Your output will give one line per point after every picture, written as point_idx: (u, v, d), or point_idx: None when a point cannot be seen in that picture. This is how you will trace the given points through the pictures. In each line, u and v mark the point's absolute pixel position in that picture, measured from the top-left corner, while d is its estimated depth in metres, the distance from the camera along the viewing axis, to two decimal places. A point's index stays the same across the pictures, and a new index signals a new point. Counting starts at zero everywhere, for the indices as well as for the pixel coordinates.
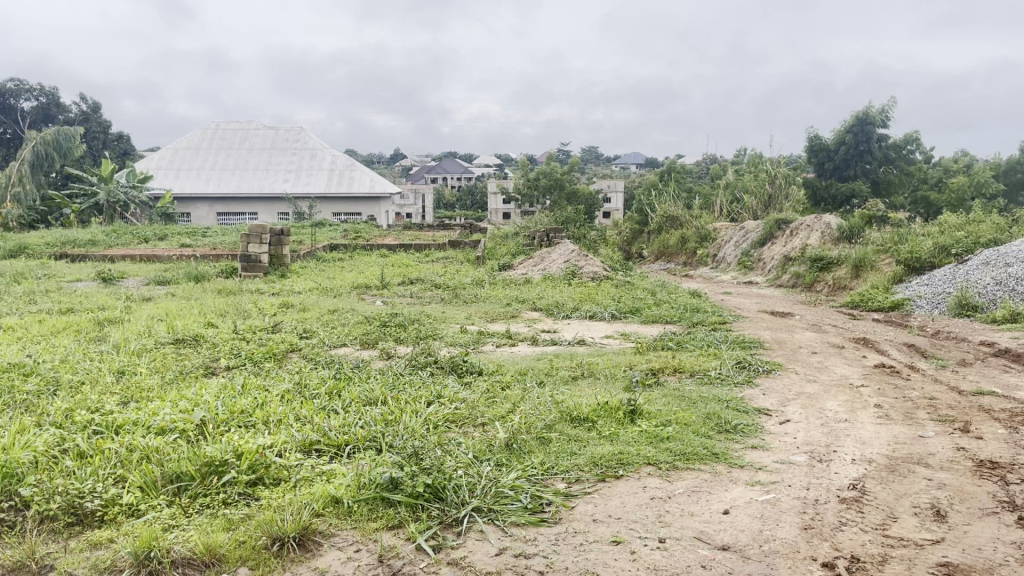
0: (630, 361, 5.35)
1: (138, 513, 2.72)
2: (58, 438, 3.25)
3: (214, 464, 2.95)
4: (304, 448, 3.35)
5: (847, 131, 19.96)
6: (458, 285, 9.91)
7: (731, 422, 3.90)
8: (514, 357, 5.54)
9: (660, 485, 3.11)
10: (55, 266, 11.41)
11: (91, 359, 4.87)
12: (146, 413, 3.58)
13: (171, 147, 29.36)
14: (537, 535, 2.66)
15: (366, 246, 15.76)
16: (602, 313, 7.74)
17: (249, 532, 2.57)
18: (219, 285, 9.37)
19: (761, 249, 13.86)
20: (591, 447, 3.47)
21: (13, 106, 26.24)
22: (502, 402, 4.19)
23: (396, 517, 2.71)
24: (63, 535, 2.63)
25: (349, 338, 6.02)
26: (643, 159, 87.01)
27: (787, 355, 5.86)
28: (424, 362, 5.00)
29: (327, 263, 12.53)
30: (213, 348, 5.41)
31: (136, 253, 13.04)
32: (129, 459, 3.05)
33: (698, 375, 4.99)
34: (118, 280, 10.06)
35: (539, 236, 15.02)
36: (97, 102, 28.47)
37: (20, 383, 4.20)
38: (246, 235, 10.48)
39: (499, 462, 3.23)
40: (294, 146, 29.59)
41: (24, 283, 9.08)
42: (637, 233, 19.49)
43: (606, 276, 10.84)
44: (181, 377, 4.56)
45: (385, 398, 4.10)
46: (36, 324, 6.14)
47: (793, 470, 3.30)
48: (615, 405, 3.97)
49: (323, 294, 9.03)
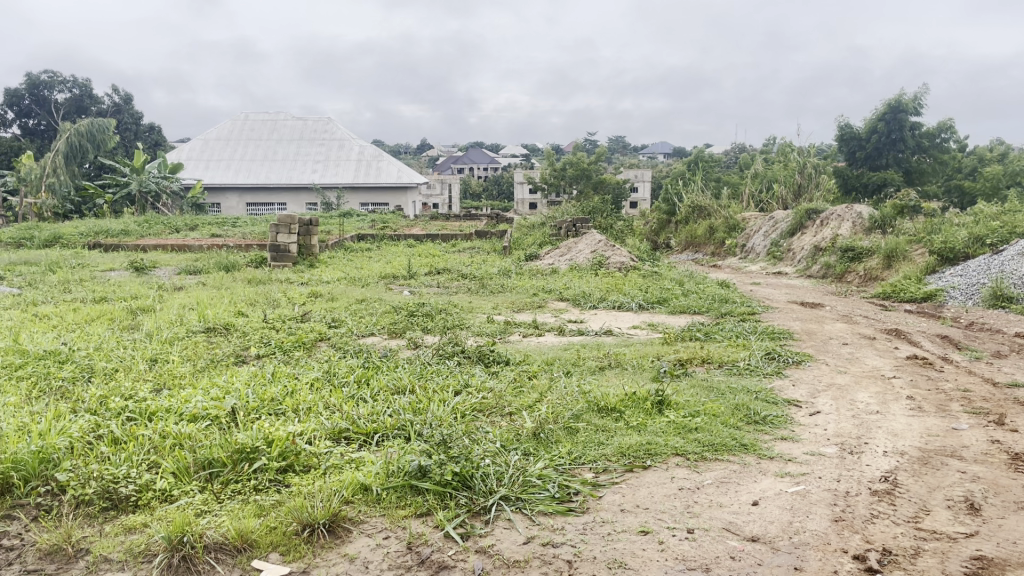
0: (657, 352, 5.32)
1: (171, 498, 2.76)
2: (93, 425, 3.31)
3: (245, 451, 2.99)
4: (334, 436, 3.38)
5: (879, 119, 19.63)
6: (485, 275, 9.92)
7: (761, 413, 3.87)
8: (542, 348, 5.51)
9: (688, 475, 3.09)
10: (88, 255, 11.58)
11: (125, 347, 4.95)
12: (178, 400, 3.64)
13: (202, 138, 29.68)
14: (565, 524, 2.66)
15: (394, 235, 15.86)
16: (629, 304, 7.71)
17: (280, 518, 2.60)
18: (249, 274, 9.44)
19: (791, 239, 13.72)
20: (618, 437, 3.45)
21: (47, 97, 26.66)
22: (529, 393, 4.18)
23: (424, 505, 2.74)
24: (99, 519, 2.67)
25: (377, 328, 6.06)
26: (670, 148, 86.41)
27: (818, 347, 5.80)
28: (452, 352, 5.01)
29: (354, 254, 12.59)
30: (244, 337, 5.47)
31: (167, 243, 13.21)
32: (162, 446, 3.10)
33: (726, 366, 4.95)
34: (150, 270, 10.20)
35: (565, 226, 14.97)
36: (129, 94, 28.89)
37: (56, 370, 4.28)
38: (275, 225, 10.60)
39: (527, 451, 3.24)
40: (322, 137, 29.74)
41: (58, 272, 9.25)
42: (665, 224, 19.36)
43: (634, 266, 10.80)
44: (212, 366, 4.60)
45: (413, 387, 4.12)
46: (70, 313, 6.25)
47: (823, 461, 3.27)
48: (643, 396, 3.96)
49: (351, 284, 9.08)
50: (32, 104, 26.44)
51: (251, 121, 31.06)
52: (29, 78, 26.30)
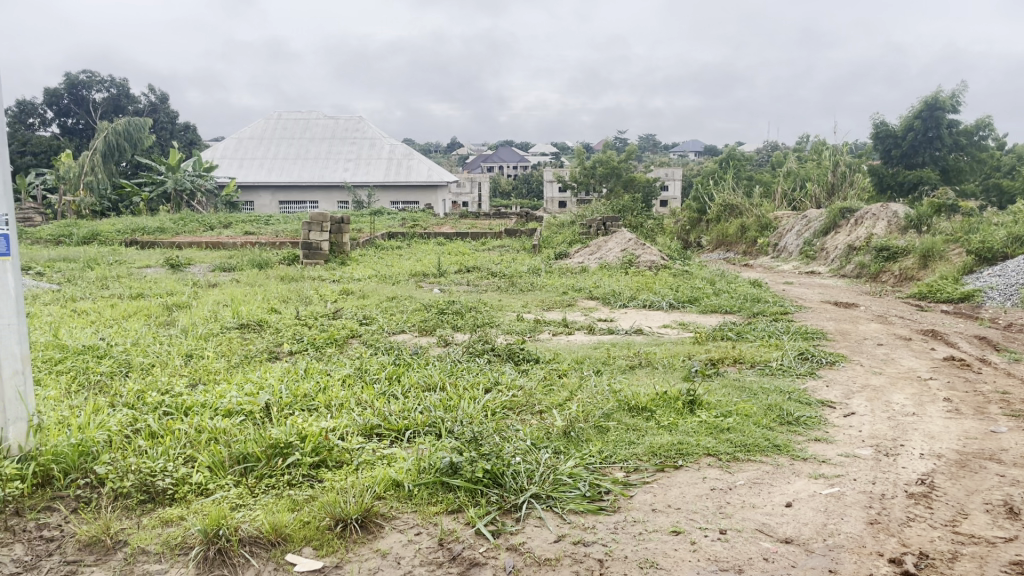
0: (688, 351, 5.29)
1: (207, 492, 2.80)
2: (130, 419, 3.38)
3: (279, 446, 3.03)
4: (366, 432, 3.41)
5: (915, 116, 19.33)
6: (514, 273, 9.94)
7: (794, 413, 3.83)
8: (572, 346, 5.51)
9: (721, 476, 3.07)
10: (126, 252, 11.81)
11: (161, 343, 5.03)
12: (213, 395, 3.69)
13: (236, 138, 30.04)
14: (596, 523, 2.65)
15: (424, 233, 15.93)
16: (659, 303, 7.67)
17: (313, 513, 2.62)
18: (282, 271, 9.53)
19: (824, 238, 13.55)
20: (649, 437, 3.44)
21: (85, 97, 27.16)
22: (560, 391, 4.19)
23: (455, 502, 2.75)
24: (136, 511, 2.71)
25: (407, 325, 6.10)
26: (701, 146, 85.98)
27: (852, 347, 5.73)
28: (482, 350, 5.02)
29: (385, 252, 12.68)
30: (277, 333, 5.54)
31: (202, 240, 13.41)
32: (198, 440, 3.14)
33: (759, 366, 4.91)
34: (185, 267, 10.35)
35: (595, 225, 14.94)
36: (165, 93, 29.33)
37: (94, 365, 4.36)
38: (308, 223, 10.69)
39: (557, 449, 3.24)
40: (353, 136, 29.98)
41: (96, 269, 9.43)
42: (696, 222, 19.22)
43: (664, 265, 10.75)
44: (246, 361, 4.66)
45: (443, 384, 4.14)
46: (108, 309, 6.36)
47: (858, 464, 3.23)
48: (673, 396, 3.93)
49: (382, 281, 9.14)
50: (71, 103, 26.98)
51: (284, 121, 31.39)
52: (68, 79, 26.81)
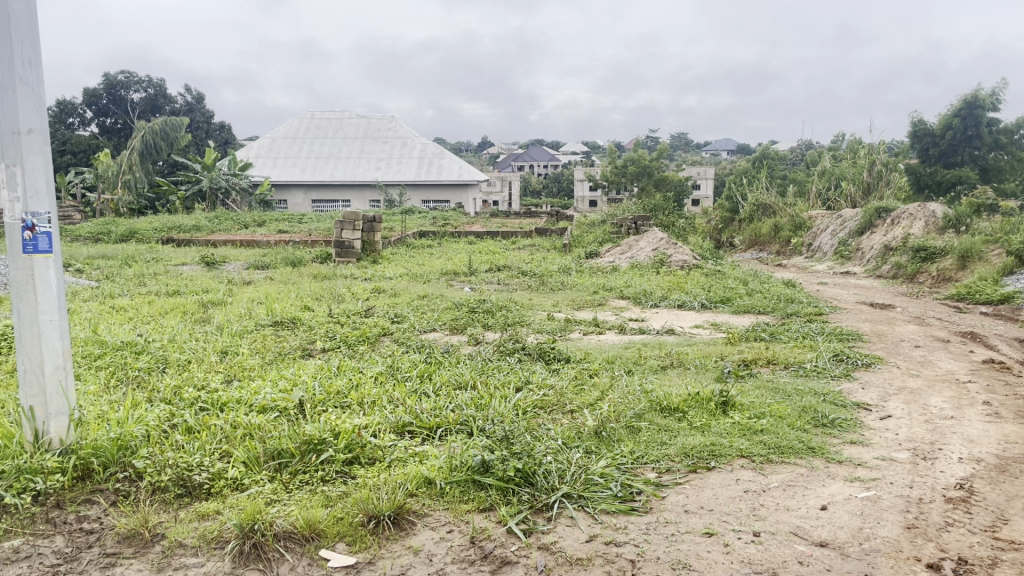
0: (720, 351, 5.25)
1: (242, 487, 2.84)
2: (168, 414, 3.43)
3: (313, 443, 3.06)
4: (398, 429, 3.43)
5: (954, 115, 18.98)
6: (545, 272, 9.94)
7: (829, 416, 3.79)
8: (604, 346, 5.50)
9: (754, 478, 3.04)
10: (163, 250, 12.02)
11: (197, 339, 5.10)
12: (248, 391, 3.74)
13: (270, 138, 30.37)
14: (628, 523, 2.64)
15: (455, 232, 15.99)
16: (691, 303, 7.61)
17: (347, 509, 2.64)
18: (315, 270, 9.61)
19: (860, 238, 13.35)
20: (681, 437, 3.42)
21: (123, 97, 27.63)
22: (591, 390, 4.19)
23: (487, 500, 2.75)
24: (173, 505, 2.76)
25: (438, 324, 6.13)
26: (734, 146, 85.16)
27: (888, 349, 5.64)
28: (512, 348, 5.03)
29: (416, 250, 12.75)
30: (310, 331, 5.60)
31: (237, 238, 13.60)
32: (233, 436, 3.19)
33: (793, 367, 4.86)
34: (220, 265, 10.49)
35: (627, 224, 14.87)
36: (201, 93, 29.75)
37: (132, 361, 4.44)
38: (340, 222, 10.76)
39: (589, 449, 3.24)
40: (385, 136, 30.18)
41: (134, 266, 9.59)
42: (728, 221, 19.07)
43: (696, 264, 10.68)
44: (281, 358, 4.72)
45: (474, 383, 4.16)
46: (146, 305, 6.48)
47: (895, 467, 3.18)
48: (706, 396, 3.91)
49: (413, 280, 9.20)
50: (109, 103, 27.47)
51: (317, 120, 31.66)
52: (107, 79, 27.28)
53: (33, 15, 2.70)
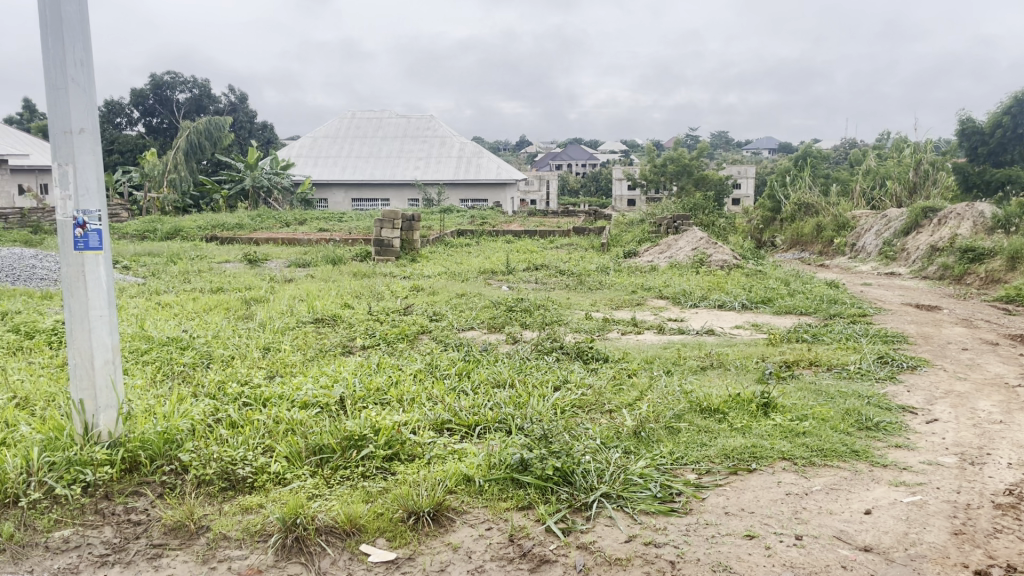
0: (761, 352, 5.19)
1: (284, 481, 2.88)
2: (212, 408, 3.50)
3: (353, 439, 3.10)
4: (437, 426, 3.45)
5: (1004, 112, 18.49)
6: (583, 272, 9.92)
7: (873, 419, 3.72)
8: (642, 346, 5.47)
9: (796, 480, 3.00)
10: (206, 247, 12.24)
11: (240, 335, 5.18)
12: (290, 387, 3.79)
13: (311, 137, 30.73)
14: (667, 525, 2.63)
15: (493, 231, 16.05)
16: (731, 304, 7.53)
17: (387, 504, 2.66)
18: (355, 268, 9.70)
19: (905, 238, 13.08)
20: (721, 439, 3.39)
21: (169, 97, 28.15)
22: (629, 390, 4.16)
23: (525, 499, 2.76)
24: (218, 498, 2.80)
25: (477, 322, 6.15)
26: (776, 144, 84.02)
27: (934, 351, 5.52)
28: (550, 347, 5.03)
29: (454, 249, 12.81)
30: (350, 328, 5.65)
31: (278, 236, 13.78)
32: (276, 431, 3.24)
33: (836, 369, 4.78)
34: (263, 263, 10.66)
35: (666, 224, 14.76)
36: (244, 93, 30.20)
37: (178, 356, 4.52)
38: (379, 220, 10.84)
39: (628, 449, 3.22)
40: (424, 135, 30.36)
41: (179, 263, 9.77)
42: (769, 220, 18.83)
43: (736, 264, 10.56)
44: (322, 355, 4.77)
45: (513, 381, 4.17)
46: (191, 302, 6.60)
47: (941, 472, 3.11)
48: (747, 398, 3.87)
49: (452, 278, 9.24)
50: (155, 104, 28.02)
51: (358, 120, 31.95)
52: (153, 79, 27.83)
53: (85, 16, 2.77)
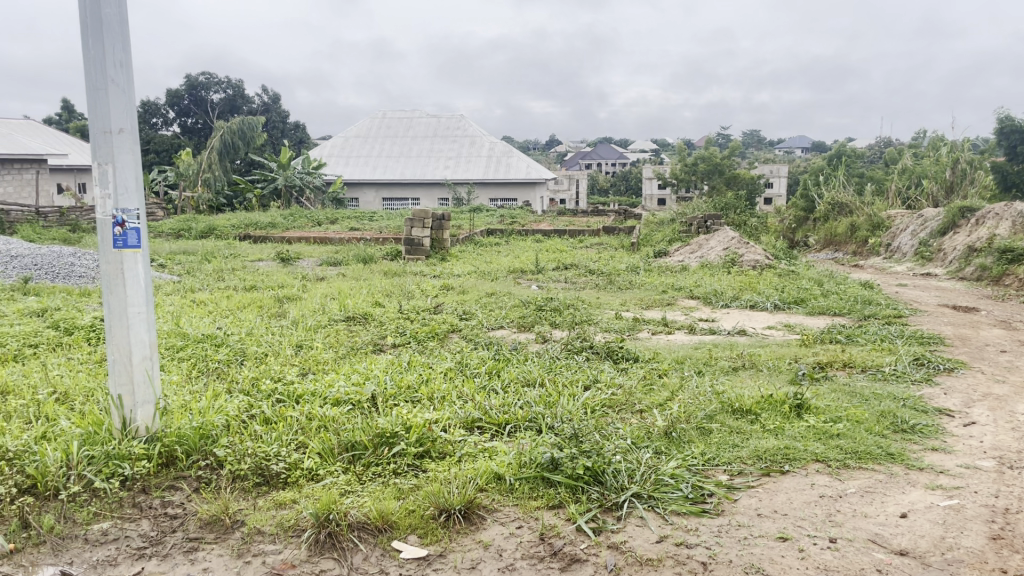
0: (794, 354, 5.13)
1: (317, 477, 2.91)
2: (246, 405, 3.54)
3: (385, 436, 3.12)
4: (467, 424, 3.47)
5: None
6: (613, 271, 9.90)
7: (909, 421, 3.67)
8: (672, 346, 5.44)
9: (830, 483, 2.97)
10: (239, 246, 12.40)
11: (274, 333, 5.24)
12: (322, 384, 3.83)
13: (342, 137, 30.97)
14: (699, 526, 2.61)
15: (522, 230, 16.05)
16: (763, 304, 7.47)
17: (418, 501, 2.68)
18: (385, 267, 9.76)
19: (942, 239, 12.87)
20: (753, 440, 3.37)
21: (204, 98, 28.53)
22: (660, 390, 4.14)
23: (556, 498, 2.76)
24: (252, 493, 2.84)
25: (506, 321, 6.16)
26: (809, 142, 83.01)
27: (972, 353, 5.42)
28: (580, 347, 5.03)
29: (484, 248, 12.83)
30: (381, 326, 5.70)
31: (310, 235, 13.90)
32: (309, 427, 3.27)
33: (870, 371, 4.72)
34: (295, 261, 10.76)
35: (697, 223, 14.65)
36: (277, 93, 30.52)
37: (213, 353, 4.59)
38: (409, 220, 10.89)
39: (658, 449, 3.21)
40: (454, 134, 30.45)
41: (213, 261, 9.91)
42: (802, 220, 18.63)
43: (768, 264, 10.46)
44: (353, 353, 4.81)
45: (543, 380, 4.17)
46: (225, 300, 6.69)
47: (979, 476, 3.06)
48: (780, 399, 3.84)
49: (481, 277, 9.26)
50: (190, 104, 28.41)
51: (388, 120, 32.13)
52: (189, 80, 28.22)
53: (125, 18, 2.82)
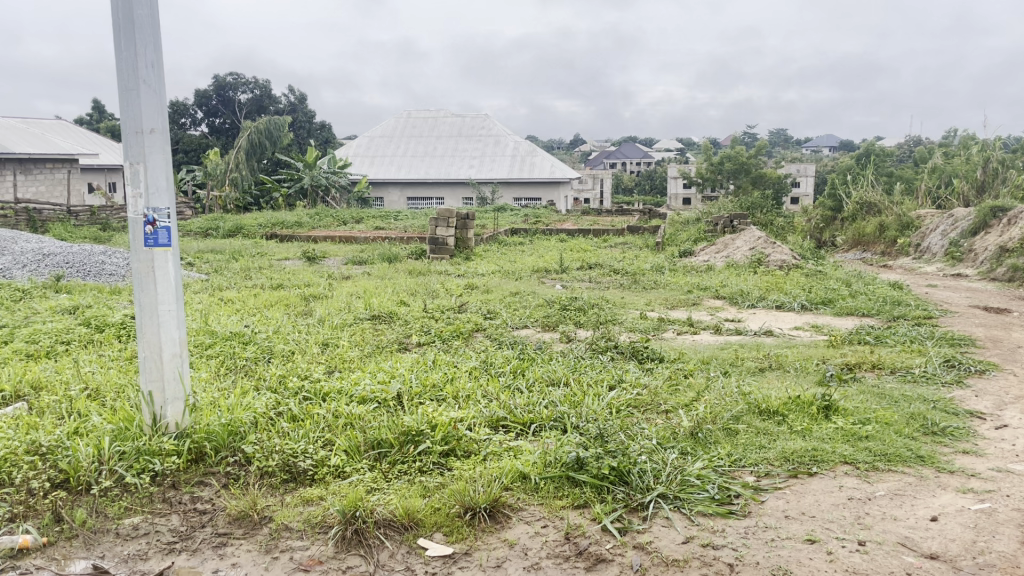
0: (822, 355, 5.09)
1: (343, 474, 2.94)
2: (274, 402, 3.58)
3: (411, 434, 3.13)
4: (492, 423, 3.47)
5: None
6: (638, 271, 9.86)
7: (939, 423, 3.62)
8: (698, 346, 5.41)
9: (858, 485, 2.94)
10: (266, 245, 12.51)
11: (300, 331, 5.28)
12: (349, 382, 3.85)
13: (368, 137, 31.13)
14: (725, 527, 2.60)
15: (546, 229, 16.04)
16: (790, 304, 7.41)
17: (443, 499, 2.69)
18: (410, 266, 9.80)
19: (973, 239, 12.67)
20: (781, 441, 3.34)
21: (232, 98, 28.81)
22: (686, 391, 4.12)
23: (581, 497, 2.76)
24: (280, 489, 2.87)
25: (531, 321, 6.15)
26: (837, 141, 82.15)
27: (1004, 355, 5.34)
28: (605, 346, 5.01)
29: (508, 247, 12.83)
30: (406, 325, 5.72)
31: (335, 234, 13.98)
32: (335, 425, 3.30)
33: (900, 373, 4.67)
34: (321, 260, 10.83)
35: (722, 222, 14.55)
36: (303, 93, 30.75)
37: (240, 350, 4.64)
38: (434, 219, 10.92)
39: (684, 450, 3.19)
40: (479, 134, 30.50)
41: (240, 260, 10.01)
42: (829, 220, 18.43)
43: (795, 264, 10.37)
44: (378, 351, 4.84)
45: (568, 379, 4.16)
46: (252, 298, 6.75)
47: (1012, 479, 3.01)
48: (807, 400, 3.80)
49: (506, 276, 9.27)
50: (218, 104, 28.70)
51: (414, 120, 32.24)
52: (216, 80, 28.52)
53: (156, 19, 2.85)
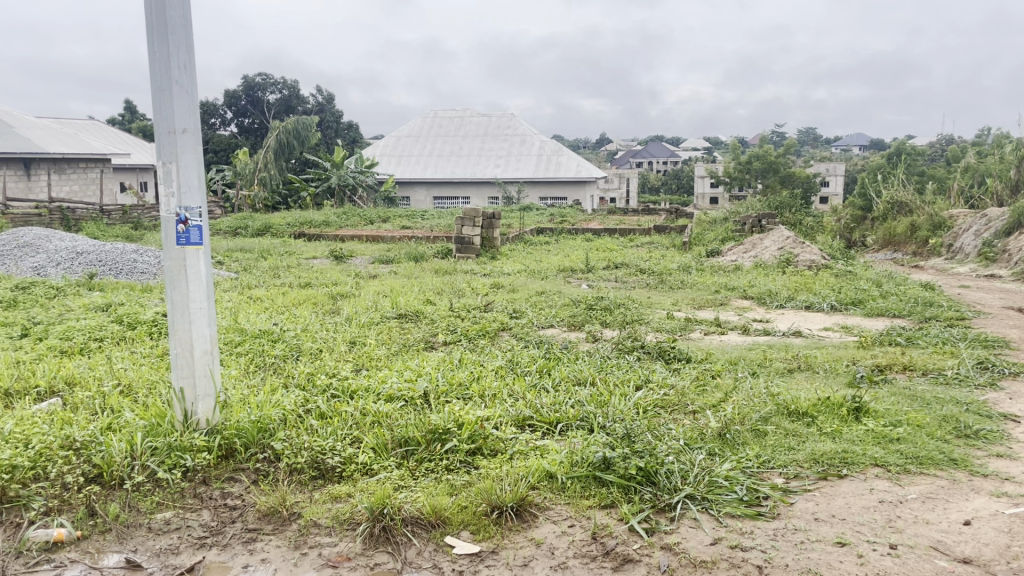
0: (852, 355, 5.03)
1: (371, 471, 2.95)
2: (302, 399, 3.61)
3: (438, 432, 3.14)
4: (519, 423, 3.48)
5: None
6: (664, 271, 9.82)
7: (973, 426, 3.56)
8: (725, 346, 5.37)
9: (890, 488, 2.90)
10: (294, 244, 12.63)
11: (327, 329, 5.33)
12: (376, 380, 3.88)
13: (395, 136, 31.28)
14: (754, 528, 2.58)
15: (572, 229, 16.03)
16: (820, 304, 7.34)
17: (470, 498, 2.70)
18: (437, 265, 9.84)
19: (1007, 239, 12.45)
20: (811, 443, 3.31)
21: (261, 98, 29.10)
22: (713, 391, 4.09)
23: (608, 497, 2.76)
24: (308, 486, 2.89)
25: (557, 320, 6.14)
26: (867, 140, 81.16)
27: None
28: (631, 346, 5.00)
29: (534, 247, 12.84)
30: (432, 324, 5.74)
31: (363, 233, 14.09)
32: (362, 423, 3.32)
33: (931, 374, 4.60)
34: (348, 259, 10.91)
35: (749, 222, 14.44)
36: (331, 93, 30.98)
37: (269, 348, 4.68)
38: (460, 218, 10.96)
39: (712, 451, 3.17)
40: (505, 133, 30.52)
41: (269, 259, 10.11)
42: (859, 220, 18.22)
43: (824, 264, 10.26)
44: (405, 350, 4.86)
45: (594, 379, 4.15)
46: (280, 296, 6.82)
47: None
48: (837, 402, 3.76)
49: (532, 276, 9.28)
50: (247, 104, 29.00)
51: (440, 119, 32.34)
52: (246, 80, 28.83)
53: (188, 19, 2.89)
